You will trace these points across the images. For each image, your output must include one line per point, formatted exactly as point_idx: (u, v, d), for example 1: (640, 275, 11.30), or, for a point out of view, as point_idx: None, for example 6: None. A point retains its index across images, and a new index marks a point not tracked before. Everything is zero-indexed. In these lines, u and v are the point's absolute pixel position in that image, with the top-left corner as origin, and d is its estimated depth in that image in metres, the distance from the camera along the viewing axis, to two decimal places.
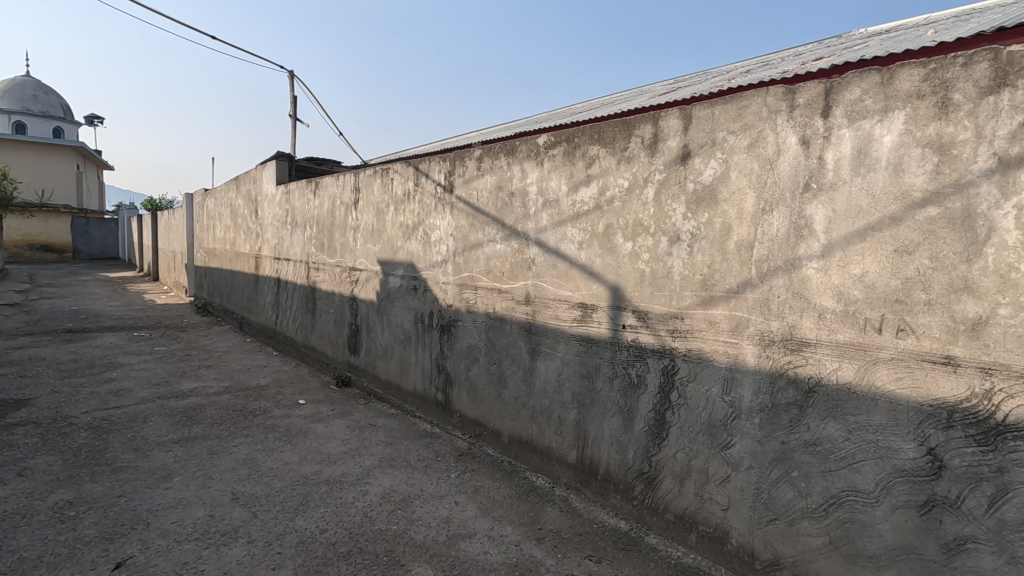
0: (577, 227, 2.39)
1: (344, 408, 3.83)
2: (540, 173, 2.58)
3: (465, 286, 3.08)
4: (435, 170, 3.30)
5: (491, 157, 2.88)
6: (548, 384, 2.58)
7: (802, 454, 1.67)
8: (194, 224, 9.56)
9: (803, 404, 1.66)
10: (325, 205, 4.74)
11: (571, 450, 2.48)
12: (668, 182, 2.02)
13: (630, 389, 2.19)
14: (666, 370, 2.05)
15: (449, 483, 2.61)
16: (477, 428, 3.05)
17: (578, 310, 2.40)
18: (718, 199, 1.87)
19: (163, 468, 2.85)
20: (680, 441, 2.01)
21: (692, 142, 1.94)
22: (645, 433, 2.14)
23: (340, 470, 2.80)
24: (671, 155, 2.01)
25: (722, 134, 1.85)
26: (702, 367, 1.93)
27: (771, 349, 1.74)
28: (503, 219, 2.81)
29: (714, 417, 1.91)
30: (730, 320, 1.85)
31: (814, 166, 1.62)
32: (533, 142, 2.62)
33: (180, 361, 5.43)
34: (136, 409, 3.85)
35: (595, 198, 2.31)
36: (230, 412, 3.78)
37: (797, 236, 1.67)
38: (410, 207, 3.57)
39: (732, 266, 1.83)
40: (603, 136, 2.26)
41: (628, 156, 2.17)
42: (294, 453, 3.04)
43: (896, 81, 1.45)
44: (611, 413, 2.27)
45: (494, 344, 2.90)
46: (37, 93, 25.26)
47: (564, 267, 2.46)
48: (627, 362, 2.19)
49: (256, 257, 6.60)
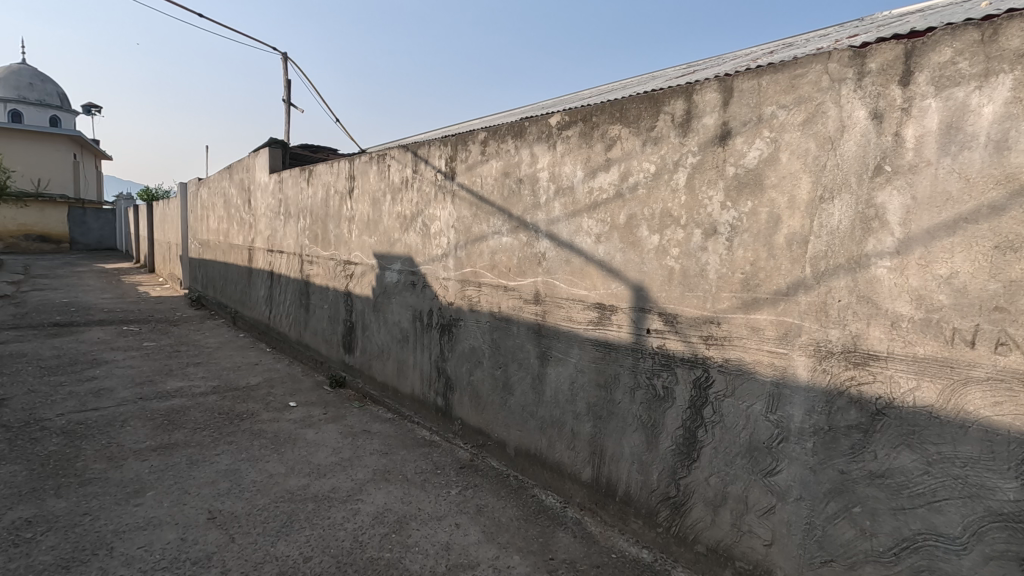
0: (595, 218, 2.12)
1: (337, 411, 3.58)
2: (552, 157, 2.30)
3: (468, 283, 2.82)
4: (435, 155, 3.03)
5: (497, 140, 2.60)
6: (561, 393, 2.32)
7: (866, 487, 1.41)
8: (189, 213, 9.27)
9: (869, 429, 1.40)
10: (319, 194, 4.47)
11: (585, 466, 2.22)
12: (704, 166, 1.75)
13: (655, 402, 1.93)
14: (699, 382, 1.79)
15: (449, 501, 2.36)
16: (480, 438, 2.79)
17: (595, 311, 2.14)
18: (765, 185, 1.60)
19: (137, 480, 2.61)
20: (714, 463, 1.76)
21: (734, 119, 1.66)
22: (671, 452, 1.89)
23: (330, 484, 2.55)
24: (707, 135, 1.74)
25: (771, 109, 1.58)
26: (743, 380, 1.68)
27: (829, 362, 1.48)
28: (510, 209, 2.54)
29: (757, 438, 1.65)
30: (777, 326, 1.59)
31: (888, 144, 1.35)
32: (544, 122, 2.34)
33: (167, 357, 5.17)
34: (116, 411, 3.61)
35: (615, 184, 2.03)
36: (215, 416, 3.53)
37: (864, 228, 1.40)
38: (408, 195, 3.29)
39: (781, 264, 1.57)
40: (626, 114, 1.98)
41: (655, 137, 1.89)
42: (280, 463, 2.79)
43: (1003, 38, 1.18)
44: (633, 428, 2.01)
45: (499, 347, 2.64)
46: (33, 81, 25.05)
47: (579, 264, 2.19)
48: (652, 372, 1.93)
49: (249, 249, 6.34)
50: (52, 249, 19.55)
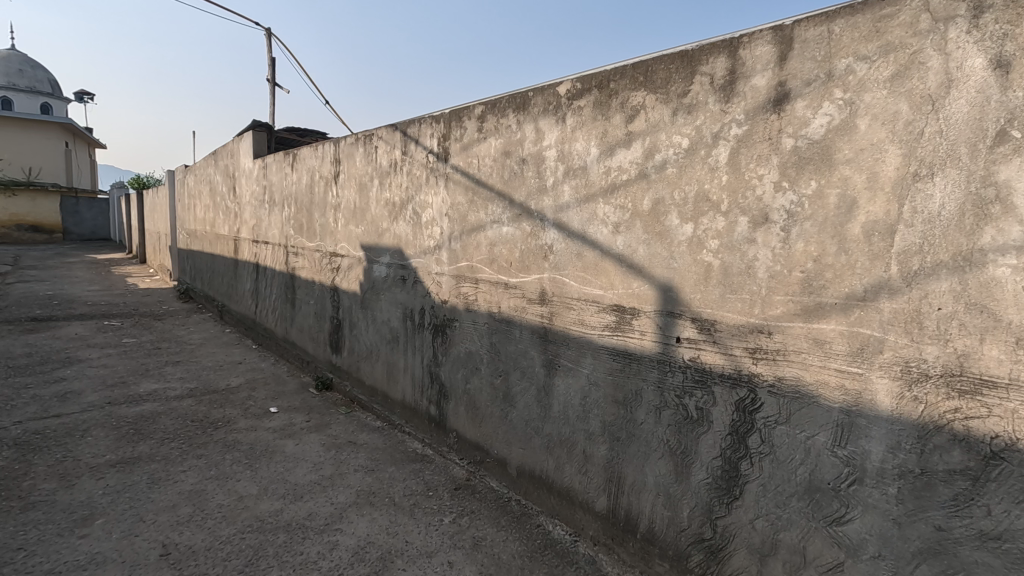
0: (612, 204, 1.78)
1: (321, 419, 3.26)
2: (560, 132, 1.96)
3: (463, 279, 2.49)
4: (427, 134, 2.68)
5: (496, 114, 2.26)
6: (570, 409, 1.99)
7: (973, 551, 1.09)
8: (176, 202, 8.87)
9: (979, 476, 1.08)
10: (304, 180, 4.12)
11: (598, 495, 1.91)
12: (753, 137, 1.41)
13: (685, 425, 1.61)
14: (744, 405, 1.47)
15: (442, 532, 2.05)
16: (478, 454, 2.48)
17: (612, 314, 1.81)
18: (836, 161, 1.26)
19: (87, 504, 2.29)
20: (761, 504, 1.44)
21: (793, 78, 1.32)
22: (706, 486, 1.56)
23: (307, 510, 2.23)
24: (757, 99, 1.39)
25: (845, 62, 1.24)
26: (802, 406, 1.35)
27: (922, 388, 1.15)
28: (511, 194, 2.20)
29: (819, 477, 1.32)
30: (849, 339, 1.26)
31: (1018, 102, 1.01)
32: (551, 92, 2.00)
33: (146, 356, 4.85)
34: (79, 418, 3.29)
35: (638, 163, 1.69)
36: (187, 424, 3.21)
37: (978, 215, 1.07)
38: (397, 180, 2.95)
39: (855, 262, 1.24)
40: (652, 77, 1.64)
41: (689, 103, 1.55)
42: (253, 482, 2.48)
43: None
44: (658, 455, 1.69)
45: (499, 353, 2.31)
46: (23, 68, 24.57)
47: (592, 258, 1.86)
48: (683, 390, 1.61)
49: (235, 240, 6.00)
50: (43, 240, 19.14)
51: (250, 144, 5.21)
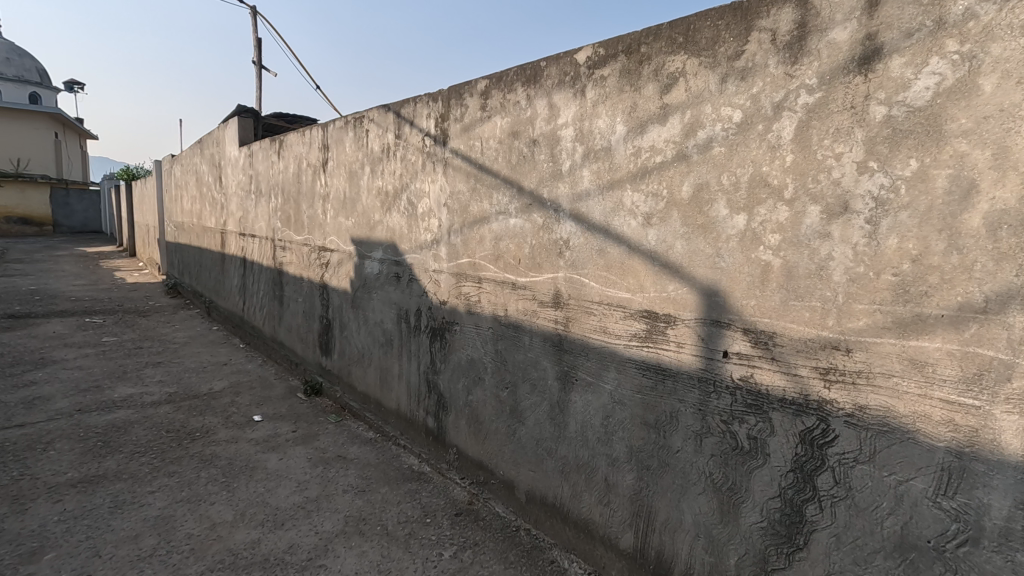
0: (643, 192, 1.50)
1: (309, 429, 2.99)
2: (579, 107, 1.68)
3: (464, 277, 2.21)
4: (423, 113, 2.39)
5: (502, 89, 1.97)
6: (590, 430, 1.72)
7: None
8: (164, 193, 8.54)
9: None
10: (290, 168, 3.82)
11: (624, 531, 1.64)
12: (830, 106, 1.12)
13: (733, 457, 1.34)
14: (812, 437, 1.20)
15: (442, 569, 1.78)
16: (481, 474, 2.21)
17: (642, 322, 1.53)
18: (948, 133, 0.98)
19: (38, 534, 2.01)
20: (833, 559, 1.17)
21: (888, 29, 1.04)
22: (760, 531, 1.30)
23: (287, 541, 1.96)
24: (836, 57, 1.11)
25: (963, 5, 0.96)
26: (891, 443, 1.08)
27: None
28: (520, 181, 1.92)
29: (916, 532, 1.05)
30: (962, 363, 0.98)
31: None
32: (568, 60, 1.71)
33: (126, 356, 4.56)
34: (43, 429, 3.00)
35: (675, 142, 1.41)
36: (162, 435, 2.93)
37: None
38: (390, 166, 2.66)
39: (970, 264, 0.96)
40: (695, 37, 1.36)
41: (742, 67, 1.27)
42: (228, 506, 2.20)
43: None
44: (698, 490, 1.42)
45: (506, 362, 2.04)
46: (12, 56, 24.04)
47: (617, 256, 1.58)
48: (731, 415, 1.34)
49: (221, 233, 5.70)
50: (33, 233, 18.76)
51: (236, 132, 4.91)
